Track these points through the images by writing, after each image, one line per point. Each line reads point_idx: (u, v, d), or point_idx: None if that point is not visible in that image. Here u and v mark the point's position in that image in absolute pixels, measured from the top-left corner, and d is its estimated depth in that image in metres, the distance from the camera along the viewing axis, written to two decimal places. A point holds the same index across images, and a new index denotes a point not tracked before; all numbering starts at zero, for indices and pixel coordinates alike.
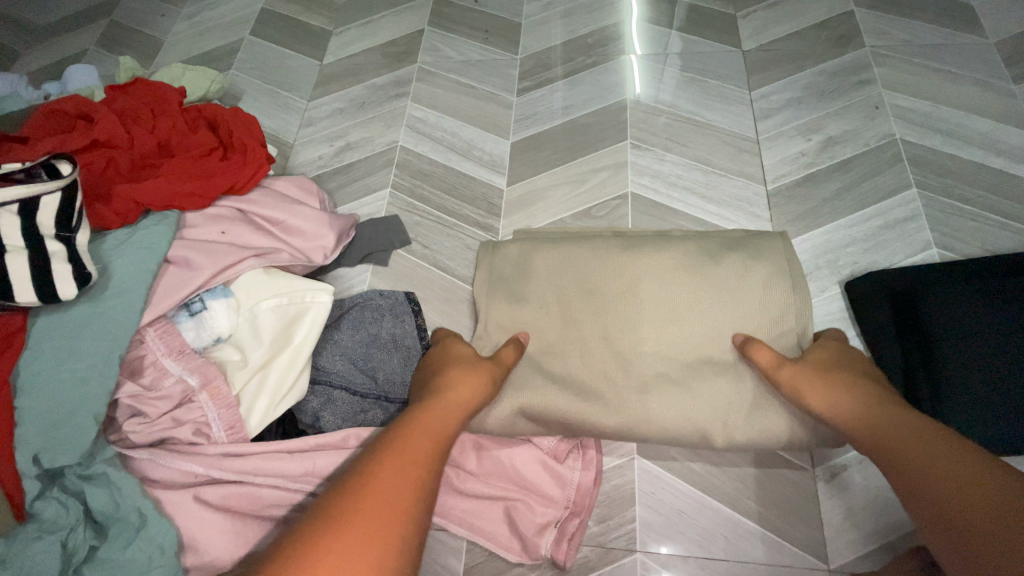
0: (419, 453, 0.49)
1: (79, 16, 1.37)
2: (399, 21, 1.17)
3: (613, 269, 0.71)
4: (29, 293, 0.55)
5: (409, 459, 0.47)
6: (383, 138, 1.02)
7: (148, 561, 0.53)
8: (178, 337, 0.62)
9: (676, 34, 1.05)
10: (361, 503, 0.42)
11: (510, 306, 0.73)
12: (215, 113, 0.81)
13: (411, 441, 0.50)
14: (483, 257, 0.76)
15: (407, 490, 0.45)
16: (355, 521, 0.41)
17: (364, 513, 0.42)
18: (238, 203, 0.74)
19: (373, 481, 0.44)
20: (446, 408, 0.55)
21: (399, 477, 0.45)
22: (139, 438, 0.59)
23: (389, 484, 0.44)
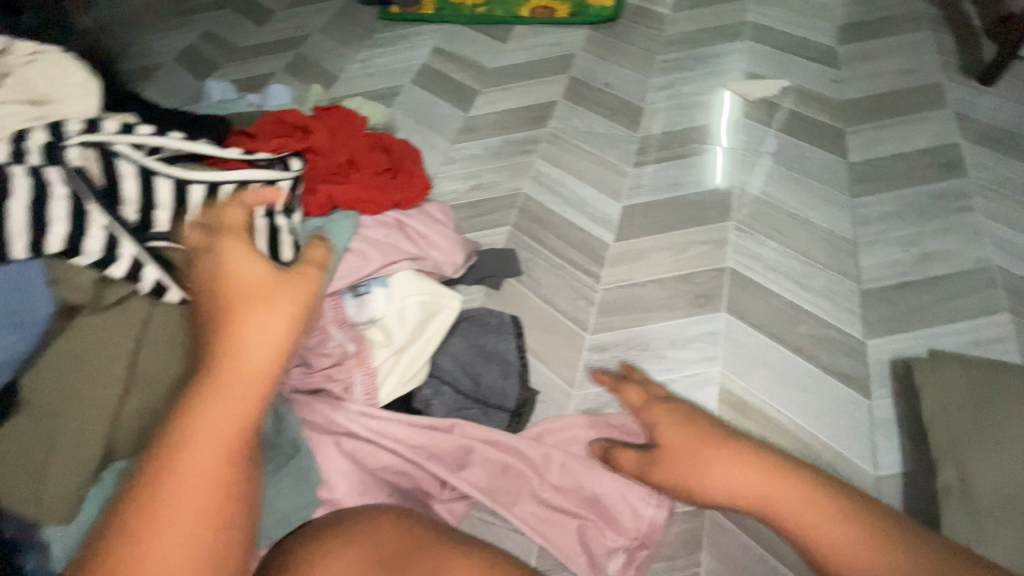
0: (229, 414, 0.54)
1: (275, 46, 1.67)
2: (537, 90, 1.36)
3: (956, 389, 0.74)
4: (262, 254, 0.71)
5: (194, 482, 0.51)
6: (510, 184, 1.17)
7: (297, 484, 0.64)
8: (344, 310, 0.75)
9: (772, 137, 1.17)
10: (189, 459, 0.51)
11: (964, 479, 0.67)
12: (389, 140, 1.00)
13: (223, 410, 0.54)
14: (925, 372, 0.77)
15: (228, 447, 0.53)
16: (183, 472, 0.51)
17: (181, 467, 0.50)
18: (398, 214, 0.90)
19: (200, 420, 0.53)
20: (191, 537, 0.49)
21: (239, 423, 0.54)
22: (299, 384, 0.72)
23: (219, 424, 0.53)
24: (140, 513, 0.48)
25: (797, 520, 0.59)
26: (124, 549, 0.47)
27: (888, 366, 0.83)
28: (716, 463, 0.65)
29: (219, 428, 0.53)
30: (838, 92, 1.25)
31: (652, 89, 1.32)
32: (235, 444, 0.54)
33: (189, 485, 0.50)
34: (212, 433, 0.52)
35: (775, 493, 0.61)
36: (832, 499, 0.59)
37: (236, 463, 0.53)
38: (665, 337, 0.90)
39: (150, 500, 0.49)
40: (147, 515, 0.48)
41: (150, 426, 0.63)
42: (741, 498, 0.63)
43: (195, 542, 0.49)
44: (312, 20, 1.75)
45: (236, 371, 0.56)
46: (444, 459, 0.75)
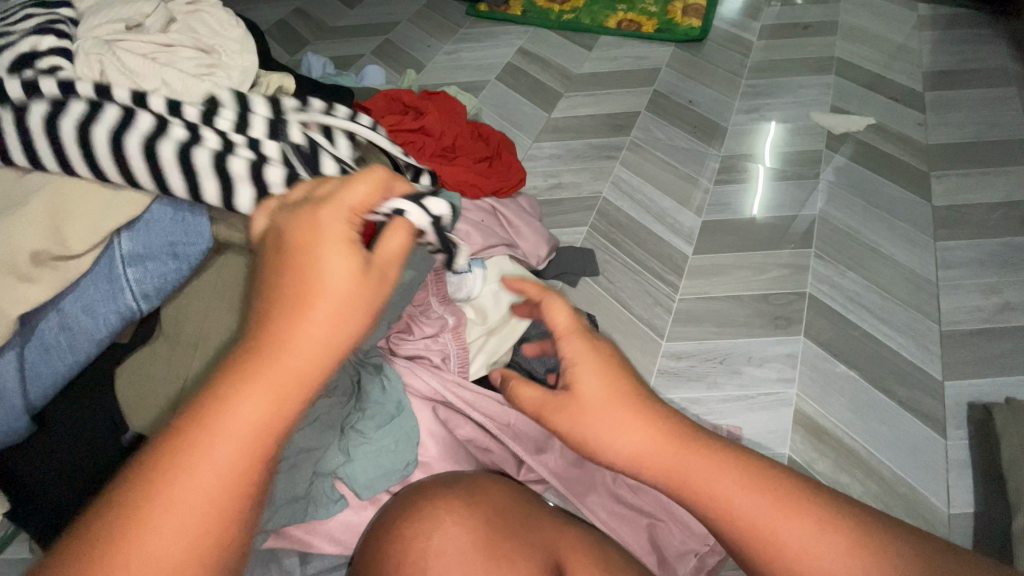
0: (265, 388, 0.36)
1: (364, 30, 1.72)
2: (621, 100, 1.39)
3: None
4: None
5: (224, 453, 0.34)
6: (591, 187, 1.20)
7: (397, 445, 0.66)
8: (446, 286, 0.78)
9: (839, 161, 1.20)
10: (217, 424, 0.35)
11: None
12: (487, 131, 1.03)
13: (291, 359, 0.36)
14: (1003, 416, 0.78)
15: (264, 430, 0.35)
16: (219, 421, 0.35)
17: (216, 414, 0.35)
18: (493, 201, 0.94)
19: (261, 376, 0.36)
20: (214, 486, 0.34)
21: (286, 399, 0.36)
22: (399, 350, 0.74)
23: (282, 385, 0.36)
24: (174, 444, 0.34)
25: (748, 523, 0.42)
26: (132, 496, 0.33)
27: (967, 408, 0.83)
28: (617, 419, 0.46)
29: (258, 400, 0.35)
30: (924, 135, 1.26)
31: (736, 111, 1.34)
32: (263, 430, 0.35)
33: (225, 468, 0.34)
34: (252, 402, 0.35)
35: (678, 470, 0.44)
36: (774, 479, 0.43)
37: (269, 446, 0.36)
38: (741, 352, 0.92)
39: (171, 454, 0.34)
40: (167, 486, 0.33)
41: None
42: (642, 464, 0.45)
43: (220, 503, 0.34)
44: (402, 8, 1.80)
45: (281, 372, 0.36)
46: (529, 442, 0.76)
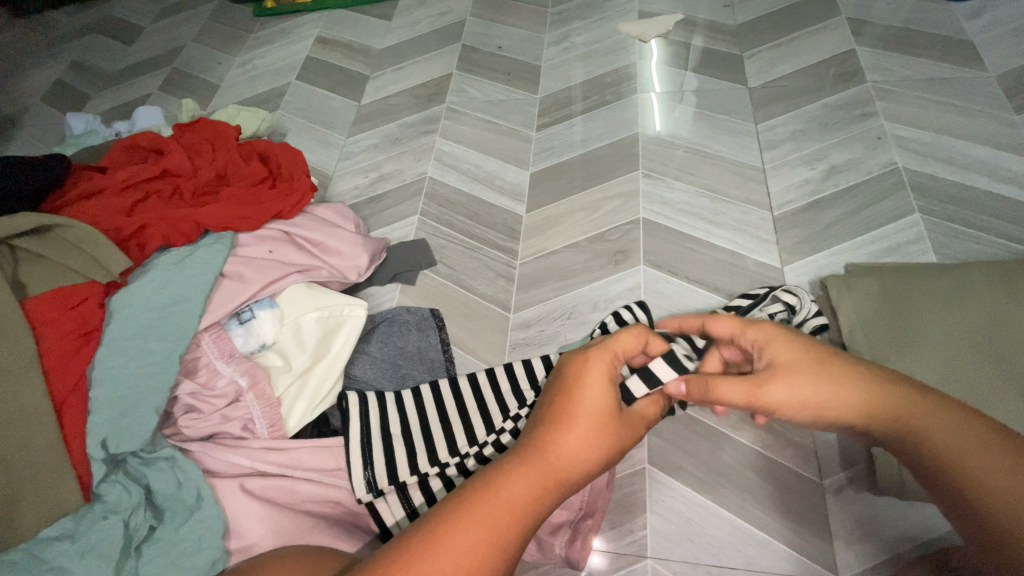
0: (507, 511, 0.45)
1: (148, 65, 1.53)
2: (429, 65, 1.29)
3: (866, 296, 0.73)
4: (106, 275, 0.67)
5: (503, 500, 0.46)
6: (414, 170, 1.10)
7: (199, 542, 0.59)
8: (229, 342, 0.70)
9: (692, 75, 1.13)
10: (470, 521, 0.44)
11: None
12: (265, 147, 0.90)
13: (520, 483, 0.47)
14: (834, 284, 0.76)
15: (496, 540, 0.44)
16: (500, 496, 0.46)
17: (455, 530, 0.43)
18: (284, 226, 0.82)
19: (478, 502, 0.45)
20: (483, 518, 0.44)
21: (514, 514, 0.45)
22: (191, 432, 0.66)
23: (507, 505, 0.46)
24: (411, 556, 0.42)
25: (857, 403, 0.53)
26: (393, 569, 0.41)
27: (807, 289, 0.82)
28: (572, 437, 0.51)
29: (499, 512, 0.45)
30: (733, 17, 1.22)
31: (547, 45, 1.26)
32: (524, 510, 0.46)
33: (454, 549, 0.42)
34: (481, 527, 0.44)
35: (551, 470, 0.49)
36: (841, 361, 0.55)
37: (509, 549, 0.44)
38: (587, 301, 0.88)
39: (421, 551, 0.42)
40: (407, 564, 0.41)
41: (20, 511, 0.56)
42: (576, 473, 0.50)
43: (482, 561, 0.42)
44: (185, 29, 1.61)
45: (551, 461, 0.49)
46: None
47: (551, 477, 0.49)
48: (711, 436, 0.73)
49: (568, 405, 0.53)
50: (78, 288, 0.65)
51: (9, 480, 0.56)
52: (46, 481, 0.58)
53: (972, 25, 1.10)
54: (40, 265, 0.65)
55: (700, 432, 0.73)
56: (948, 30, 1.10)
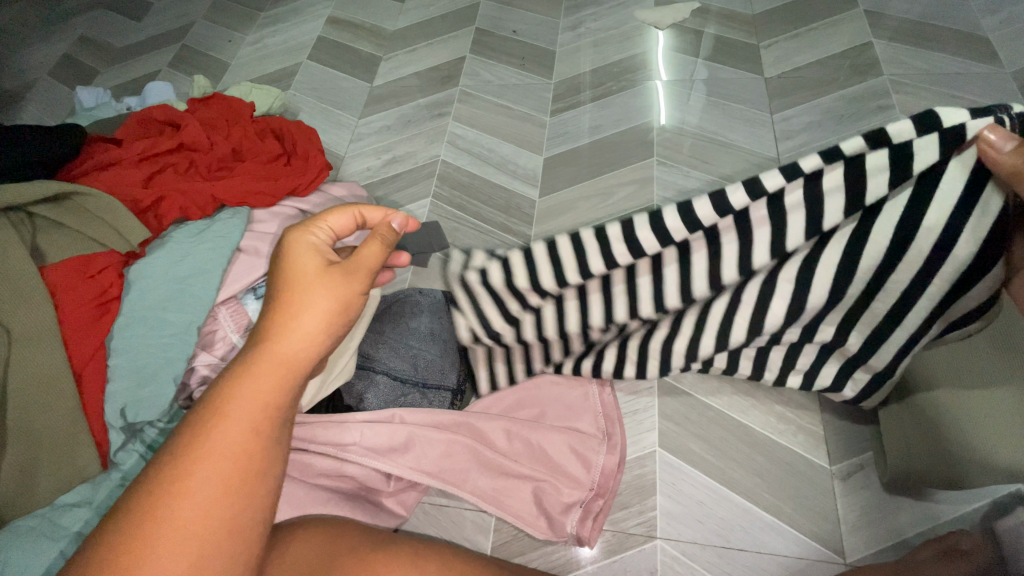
0: (245, 423, 0.42)
1: (156, 41, 1.52)
2: (442, 48, 1.28)
3: None
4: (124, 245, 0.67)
5: (235, 416, 0.42)
6: (426, 152, 1.10)
7: None
8: (245, 316, 0.70)
9: (703, 63, 1.13)
10: (207, 450, 0.41)
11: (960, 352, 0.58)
12: (280, 126, 0.89)
13: (246, 396, 0.43)
14: None
15: (245, 457, 0.42)
16: (227, 418, 0.42)
17: (188, 479, 0.40)
18: (298, 203, 0.82)
19: (200, 441, 0.41)
20: (206, 449, 0.41)
21: (246, 428, 0.42)
22: None
23: (237, 420, 0.42)
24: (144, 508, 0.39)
25: None
26: (131, 533, 0.38)
27: None
28: (290, 325, 0.47)
29: (236, 433, 0.42)
30: (750, 7, 1.21)
31: (562, 30, 1.25)
32: (264, 419, 0.43)
33: (194, 487, 0.40)
34: (218, 459, 0.41)
35: (282, 364, 0.45)
36: None
37: (265, 449, 0.43)
38: None
39: (159, 503, 0.39)
40: (150, 526, 0.38)
41: (40, 477, 0.57)
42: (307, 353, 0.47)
43: (226, 491, 0.40)
44: (195, 6, 1.60)
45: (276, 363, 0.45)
46: (386, 449, 0.70)
47: (287, 369, 0.45)
48: (722, 421, 0.73)
49: (282, 303, 0.47)
50: (99, 258, 0.66)
51: (28, 446, 0.57)
52: (65, 450, 0.58)
53: (989, 21, 1.09)
54: (61, 235, 0.66)
55: (711, 418, 0.74)
56: (965, 25, 1.10)
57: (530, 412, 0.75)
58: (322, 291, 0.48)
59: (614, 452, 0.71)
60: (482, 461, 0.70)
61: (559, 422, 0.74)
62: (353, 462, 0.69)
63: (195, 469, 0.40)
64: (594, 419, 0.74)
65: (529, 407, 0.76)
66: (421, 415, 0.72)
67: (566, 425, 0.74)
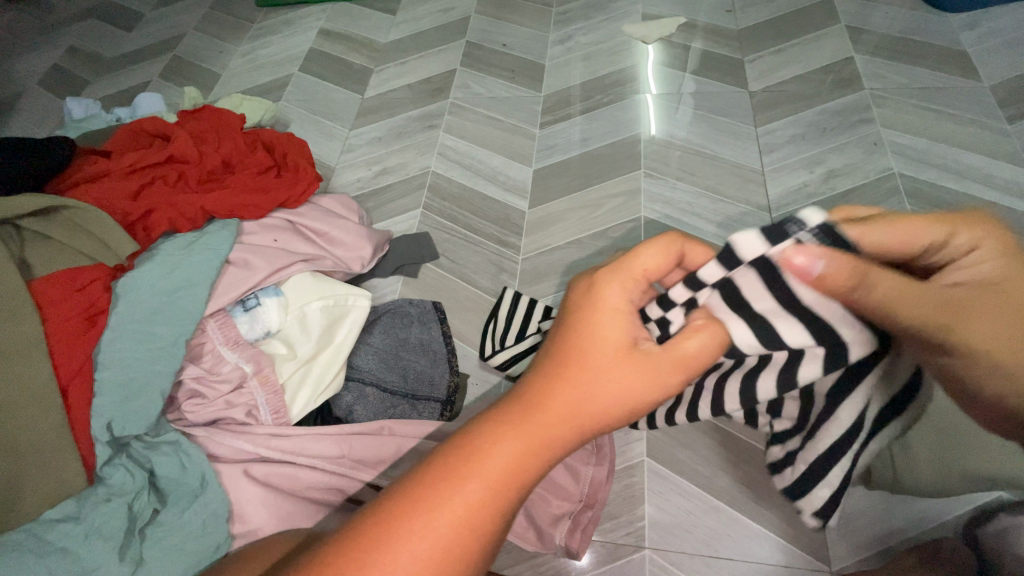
0: (502, 476, 0.39)
1: (147, 52, 1.52)
2: (433, 61, 1.29)
3: None
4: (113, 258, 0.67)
5: (478, 482, 0.38)
6: (417, 164, 1.11)
7: (203, 526, 0.60)
8: (234, 328, 0.70)
9: (689, 76, 1.15)
10: (441, 510, 0.37)
11: None
12: (271, 138, 0.90)
13: (508, 447, 0.39)
14: None
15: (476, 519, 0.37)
16: (475, 473, 0.38)
17: (458, 503, 0.37)
18: (288, 214, 0.82)
19: (466, 469, 0.38)
20: (450, 509, 0.37)
21: (514, 480, 0.39)
22: (194, 418, 0.66)
23: (489, 478, 0.38)
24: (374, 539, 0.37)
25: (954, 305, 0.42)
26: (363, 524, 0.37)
27: None
28: (591, 384, 0.42)
29: (480, 483, 0.38)
30: (735, 22, 1.24)
31: (552, 43, 1.27)
32: (509, 486, 0.39)
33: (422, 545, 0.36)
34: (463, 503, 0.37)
35: (544, 429, 0.40)
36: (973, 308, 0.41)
37: (492, 520, 0.38)
38: None
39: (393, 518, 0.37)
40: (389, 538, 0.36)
41: (23, 493, 0.56)
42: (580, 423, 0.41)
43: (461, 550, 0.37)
44: (186, 16, 1.60)
45: (534, 428, 0.40)
46: (374, 462, 0.68)
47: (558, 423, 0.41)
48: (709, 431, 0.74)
49: (572, 357, 0.43)
50: (86, 271, 0.65)
51: (11, 462, 0.56)
52: (49, 465, 0.57)
53: (967, 36, 1.13)
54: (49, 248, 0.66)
55: (699, 427, 0.75)
56: (943, 40, 1.13)
57: None
58: (626, 369, 0.42)
59: (603, 463, 0.71)
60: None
61: None
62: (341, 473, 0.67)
63: (429, 526, 0.36)
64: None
65: None
66: (409, 426, 0.70)
67: None
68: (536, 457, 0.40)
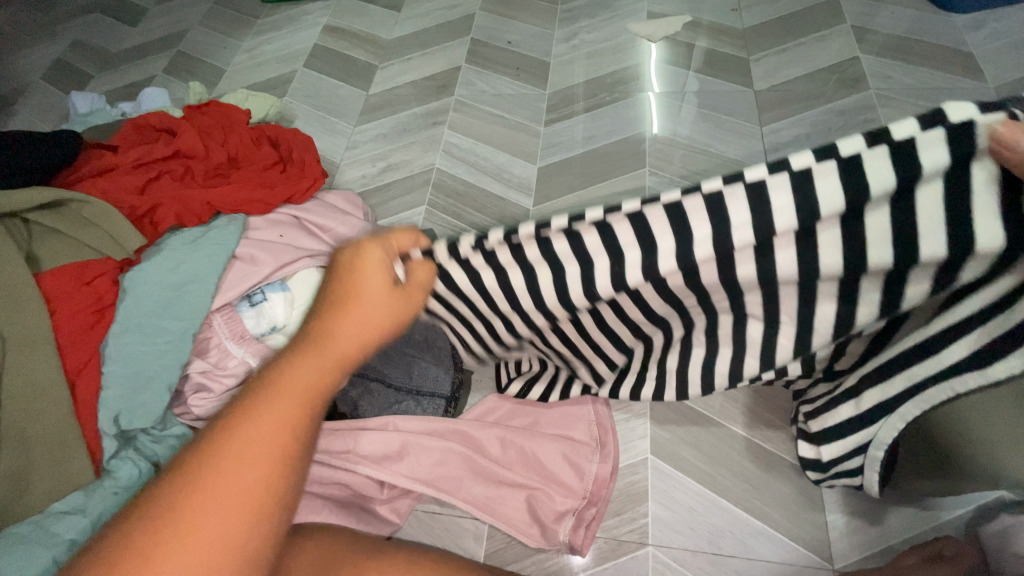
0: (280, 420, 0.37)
1: (152, 46, 1.52)
2: (438, 57, 1.29)
3: None
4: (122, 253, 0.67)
5: (281, 403, 0.37)
6: (421, 160, 1.11)
7: None
8: (240, 324, 0.70)
9: (694, 75, 1.15)
10: (261, 419, 0.36)
11: None
12: (277, 133, 0.90)
13: (309, 366, 0.40)
14: None
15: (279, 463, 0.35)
16: (276, 393, 0.37)
17: (229, 482, 0.33)
18: (294, 210, 0.82)
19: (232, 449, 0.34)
20: (271, 419, 0.36)
21: (296, 411, 0.38)
22: (201, 411, 0.67)
23: (293, 394, 0.38)
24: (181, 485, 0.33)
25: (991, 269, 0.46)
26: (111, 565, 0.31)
27: None
28: (357, 313, 0.46)
29: (260, 438, 0.35)
30: (740, 21, 1.24)
31: (557, 41, 1.27)
32: (311, 399, 0.39)
33: (240, 473, 0.34)
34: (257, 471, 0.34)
35: (336, 346, 0.43)
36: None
37: (306, 439, 0.38)
38: None
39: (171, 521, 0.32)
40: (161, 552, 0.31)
41: (33, 485, 0.57)
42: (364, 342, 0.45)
43: (278, 468, 0.35)
44: (191, 11, 1.60)
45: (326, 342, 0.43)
46: (378, 457, 0.70)
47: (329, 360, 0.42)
48: (713, 429, 0.74)
49: (350, 285, 0.47)
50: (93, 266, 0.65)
51: (20, 454, 0.56)
52: (56, 458, 0.58)
53: (973, 37, 1.12)
54: (56, 242, 0.66)
55: (703, 425, 0.75)
56: (949, 41, 1.13)
57: (524, 420, 0.75)
58: (395, 300, 0.49)
59: (605, 460, 0.72)
60: (475, 468, 0.70)
61: (552, 429, 0.75)
62: (347, 468, 0.69)
63: (237, 454, 0.34)
64: (587, 426, 0.74)
65: (522, 416, 0.76)
66: (412, 423, 0.73)
67: (559, 432, 0.74)
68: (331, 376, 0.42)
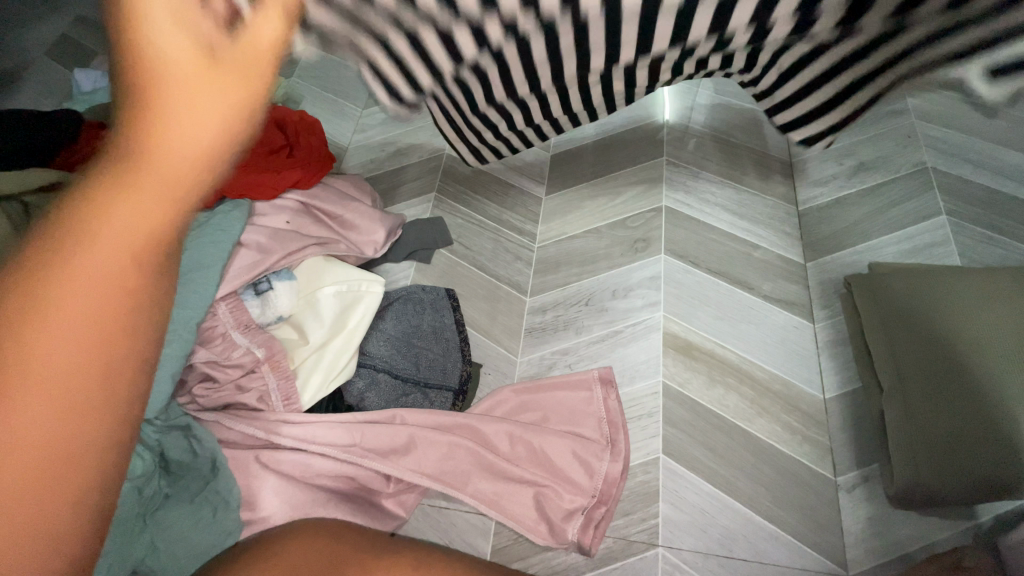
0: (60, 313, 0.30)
1: None
2: None
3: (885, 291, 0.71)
4: None
5: (93, 260, 0.31)
6: (431, 145, 1.08)
7: (214, 513, 0.59)
8: (246, 313, 0.69)
9: None
10: (37, 322, 0.29)
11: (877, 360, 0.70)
12: (283, 114, 0.87)
13: (124, 211, 0.31)
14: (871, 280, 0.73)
15: (92, 380, 0.31)
16: (47, 284, 0.30)
17: (19, 418, 0.29)
18: (301, 196, 0.80)
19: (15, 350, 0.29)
20: (68, 332, 0.30)
21: (100, 344, 0.31)
22: (206, 402, 0.66)
23: (77, 271, 0.30)
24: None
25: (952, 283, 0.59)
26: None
27: (826, 288, 0.82)
28: (198, 95, 0.32)
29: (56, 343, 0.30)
30: None
31: None
32: (147, 244, 0.32)
33: (42, 399, 0.29)
34: (46, 412, 0.29)
35: (127, 174, 0.31)
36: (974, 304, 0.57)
37: (95, 330, 0.31)
38: (606, 288, 0.85)
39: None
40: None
41: None
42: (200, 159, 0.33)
43: (67, 389, 0.30)
44: None
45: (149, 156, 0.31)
46: (385, 450, 0.68)
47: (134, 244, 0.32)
48: (728, 430, 0.73)
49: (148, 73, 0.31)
50: None
51: None
52: None
53: None
54: None
55: (717, 426, 0.73)
56: None
57: (532, 416, 0.74)
58: (209, 77, 0.32)
59: (617, 459, 0.70)
60: (483, 463, 0.69)
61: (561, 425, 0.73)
62: (353, 462, 0.67)
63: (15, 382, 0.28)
64: (597, 423, 0.73)
65: (531, 411, 0.75)
66: (421, 416, 0.71)
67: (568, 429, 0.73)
68: (141, 229, 0.32)
